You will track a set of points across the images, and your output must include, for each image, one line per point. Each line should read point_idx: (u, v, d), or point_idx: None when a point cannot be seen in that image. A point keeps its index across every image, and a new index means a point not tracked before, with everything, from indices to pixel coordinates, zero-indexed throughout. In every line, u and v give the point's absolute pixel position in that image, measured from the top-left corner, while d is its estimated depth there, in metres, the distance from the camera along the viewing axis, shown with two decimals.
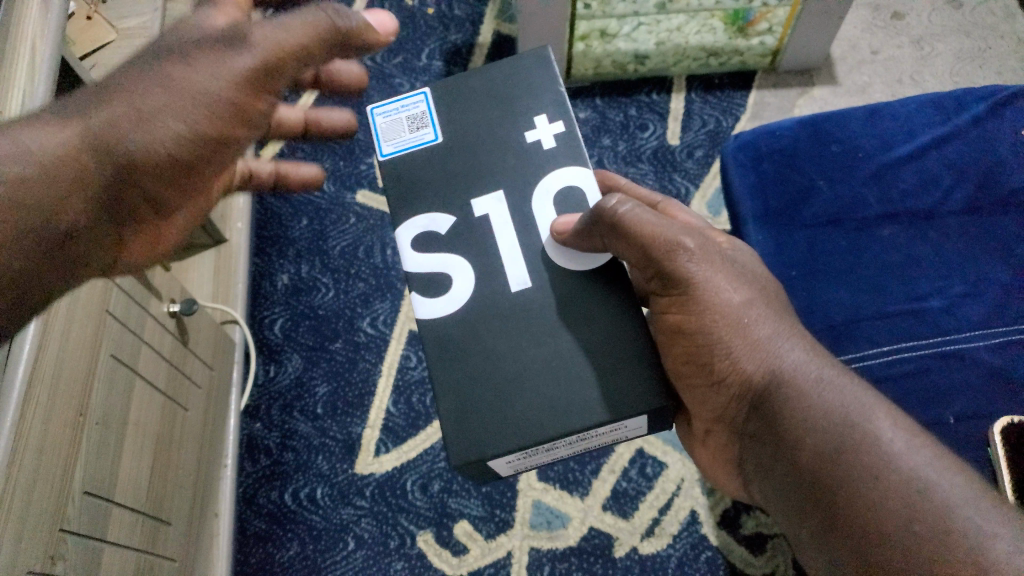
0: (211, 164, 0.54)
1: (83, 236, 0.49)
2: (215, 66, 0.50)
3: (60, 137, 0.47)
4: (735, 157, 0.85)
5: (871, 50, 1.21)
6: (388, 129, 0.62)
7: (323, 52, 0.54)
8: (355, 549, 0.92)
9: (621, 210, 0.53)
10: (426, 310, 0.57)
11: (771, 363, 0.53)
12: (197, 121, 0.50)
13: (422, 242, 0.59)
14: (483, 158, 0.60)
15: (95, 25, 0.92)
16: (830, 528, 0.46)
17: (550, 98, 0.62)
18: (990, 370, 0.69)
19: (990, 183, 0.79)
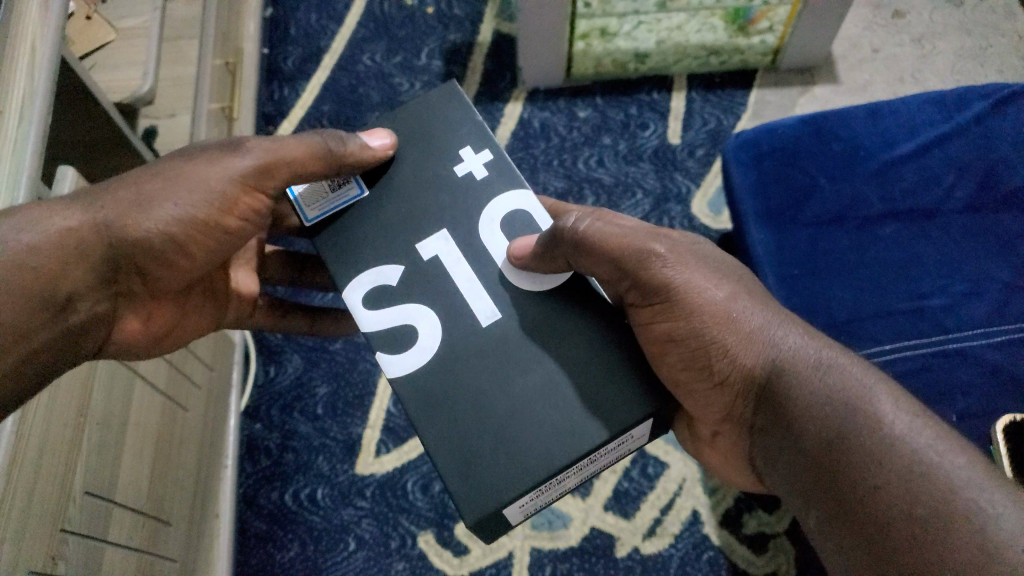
0: (199, 258, 0.61)
1: (83, 307, 0.54)
2: (218, 166, 0.58)
3: (67, 214, 0.53)
4: (736, 155, 0.86)
5: (872, 48, 1.20)
6: (302, 196, 0.60)
7: (315, 173, 0.58)
8: (356, 550, 0.91)
9: (581, 226, 0.54)
10: (397, 367, 0.55)
11: (769, 353, 0.52)
12: (194, 206, 0.57)
13: (374, 299, 0.57)
14: (416, 200, 0.59)
15: (93, 25, 0.91)
16: (835, 517, 0.44)
17: (470, 133, 0.61)
18: (992, 368, 0.69)
19: (992, 181, 0.78)
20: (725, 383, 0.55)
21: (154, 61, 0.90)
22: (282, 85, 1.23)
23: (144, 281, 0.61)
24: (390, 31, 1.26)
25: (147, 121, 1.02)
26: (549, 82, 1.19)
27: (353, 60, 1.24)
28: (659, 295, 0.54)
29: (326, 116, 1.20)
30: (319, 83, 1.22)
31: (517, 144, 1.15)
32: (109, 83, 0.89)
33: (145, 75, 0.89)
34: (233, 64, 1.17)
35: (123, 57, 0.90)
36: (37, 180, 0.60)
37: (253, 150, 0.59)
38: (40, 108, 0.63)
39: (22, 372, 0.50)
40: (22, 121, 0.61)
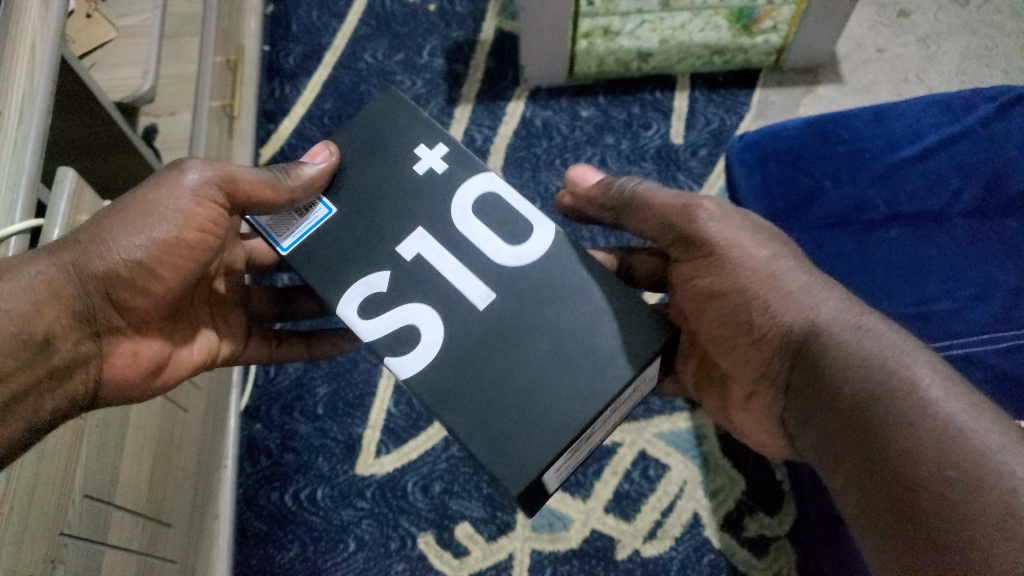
0: (180, 282, 0.60)
1: (64, 347, 0.54)
2: (175, 191, 0.57)
3: (40, 265, 0.52)
4: (740, 157, 0.85)
5: (877, 48, 1.20)
6: (268, 224, 0.60)
7: (267, 202, 0.58)
8: (356, 551, 0.91)
9: (632, 186, 0.64)
10: (407, 368, 0.54)
11: (807, 315, 0.55)
12: (157, 230, 0.56)
13: (367, 308, 0.56)
14: (379, 210, 0.59)
15: (95, 23, 0.91)
16: (870, 477, 0.47)
17: (416, 132, 0.62)
18: (997, 374, 0.68)
19: (997, 185, 0.78)
20: (763, 339, 0.58)
21: (155, 60, 0.90)
22: (283, 83, 1.23)
23: (122, 310, 0.58)
24: (392, 28, 1.25)
25: (147, 120, 1.02)
26: (551, 81, 1.18)
27: (354, 58, 1.23)
28: (703, 249, 0.59)
29: (327, 114, 1.19)
30: (320, 81, 1.22)
31: (519, 143, 1.14)
32: (109, 82, 0.88)
33: (146, 74, 0.89)
34: (234, 61, 1.16)
35: (123, 55, 0.90)
36: (36, 180, 0.59)
37: (206, 171, 0.58)
38: (40, 109, 0.62)
39: (6, 418, 0.49)
40: (22, 121, 0.61)
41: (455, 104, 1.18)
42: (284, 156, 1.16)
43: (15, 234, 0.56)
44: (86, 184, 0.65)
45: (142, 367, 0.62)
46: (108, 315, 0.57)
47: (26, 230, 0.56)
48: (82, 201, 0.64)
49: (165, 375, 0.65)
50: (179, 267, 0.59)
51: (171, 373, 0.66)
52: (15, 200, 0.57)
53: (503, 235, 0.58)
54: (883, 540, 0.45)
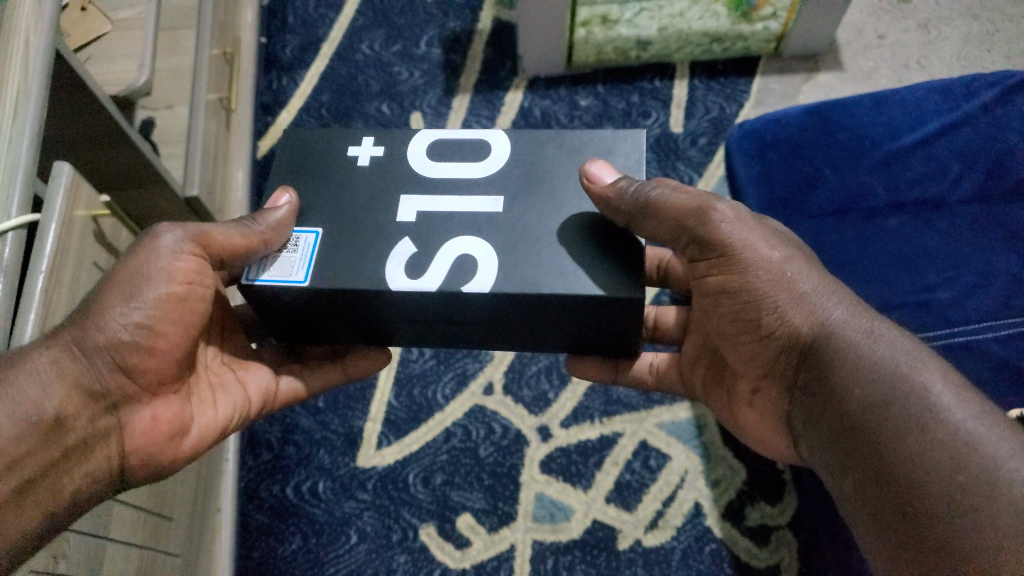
0: (187, 342, 0.57)
1: (81, 424, 0.52)
2: (156, 257, 0.55)
3: (48, 351, 0.52)
4: (740, 146, 0.86)
5: (877, 35, 1.19)
6: (268, 271, 0.56)
7: (240, 248, 0.55)
8: (358, 543, 0.91)
9: (647, 193, 0.54)
10: (486, 280, 0.54)
11: (819, 315, 0.55)
12: (149, 292, 0.54)
13: (413, 267, 0.55)
14: (361, 224, 0.57)
15: (89, 16, 0.91)
16: (875, 480, 0.47)
17: (332, 141, 0.62)
18: (999, 362, 0.68)
19: (999, 172, 0.77)
20: (771, 337, 0.58)
21: (150, 53, 0.89)
22: (281, 75, 1.22)
23: (139, 380, 0.55)
24: (389, 19, 1.25)
25: (143, 113, 1.00)
26: (550, 71, 1.17)
27: (351, 49, 1.23)
28: (715, 253, 0.58)
29: (324, 106, 1.19)
30: (317, 72, 1.21)
31: None
32: (104, 76, 0.88)
33: (141, 67, 0.88)
34: (231, 54, 1.15)
35: (117, 49, 0.89)
36: (33, 175, 0.59)
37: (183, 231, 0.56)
38: (36, 102, 0.62)
39: (18, 507, 0.49)
40: (19, 115, 0.60)
41: (453, 95, 1.17)
42: None
43: (11, 230, 0.56)
44: (83, 178, 0.64)
45: (166, 432, 0.58)
46: (126, 386, 0.55)
47: (22, 225, 0.56)
48: (79, 196, 0.64)
49: (193, 436, 0.60)
50: (186, 325, 0.57)
51: (200, 433, 0.61)
52: (12, 196, 0.57)
53: (472, 160, 0.60)
54: (883, 536, 0.46)
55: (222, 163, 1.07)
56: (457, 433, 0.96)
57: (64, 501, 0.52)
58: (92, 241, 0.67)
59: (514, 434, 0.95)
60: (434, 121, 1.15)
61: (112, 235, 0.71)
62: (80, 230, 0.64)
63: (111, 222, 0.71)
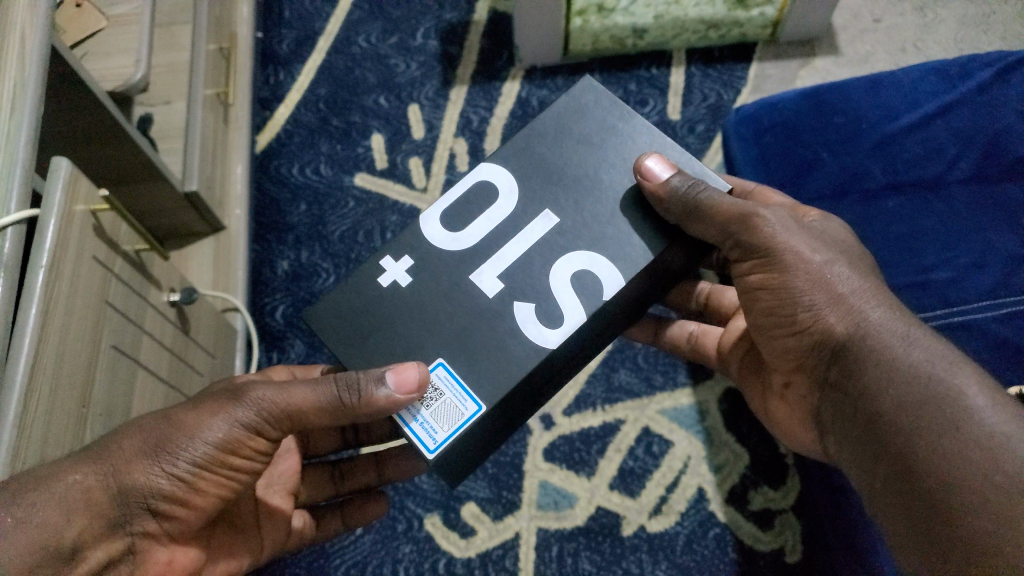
0: (217, 502, 0.58)
1: (94, 555, 0.52)
2: (220, 419, 0.55)
3: (79, 479, 0.51)
4: (737, 130, 0.85)
5: (874, 18, 1.19)
6: (443, 425, 0.55)
7: (335, 418, 0.56)
8: (363, 534, 0.91)
9: (696, 195, 0.58)
10: (611, 278, 0.60)
11: (855, 316, 0.55)
12: (198, 455, 0.54)
13: (547, 319, 0.59)
14: (473, 336, 0.58)
15: (85, 12, 0.90)
16: (905, 479, 0.47)
17: (360, 289, 0.61)
18: (998, 341, 0.69)
19: (996, 152, 0.77)
20: (805, 333, 0.59)
21: (146, 48, 0.89)
22: (278, 69, 1.22)
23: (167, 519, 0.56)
24: (385, 11, 1.25)
25: (141, 109, 1.01)
26: (546, 60, 1.17)
27: (347, 42, 1.23)
28: (758, 251, 0.60)
29: (322, 100, 1.19)
30: (314, 66, 1.21)
31: (515, 123, 1.14)
32: (100, 72, 0.88)
33: (138, 63, 0.88)
34: (227, 49, 1.15)
35: (113, 45, 0.89)
36: (31, 170, 0.59)
37: (262, 403, 0.56)
38: (33, 93, 0.62)
39: None
40: (16, 109, 0.60)
41: (451, 86, 1.17)
42: (280, 142, 1.16)
43: (11, 225, 0.56)
44: (82, 172, 0.65)
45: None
46: (147, 523, 0.55)
47: (21, 220, 0.56)
48: (78, 190, 0.64)
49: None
50: (223, 483, 0.57)
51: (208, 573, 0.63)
52: (10, 191, 0.57)
53: (485, 206, 0.63)
54: (916, 539, 0.46)
55: (220, 158, 1.07)
56: None
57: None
58: (92, 236, 0.67)
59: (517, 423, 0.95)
60: (432, 113, 1.16)
61: (111, 229, 0.71)
62: (81, 225, 0.64)
63: (111, 216, 0.71)
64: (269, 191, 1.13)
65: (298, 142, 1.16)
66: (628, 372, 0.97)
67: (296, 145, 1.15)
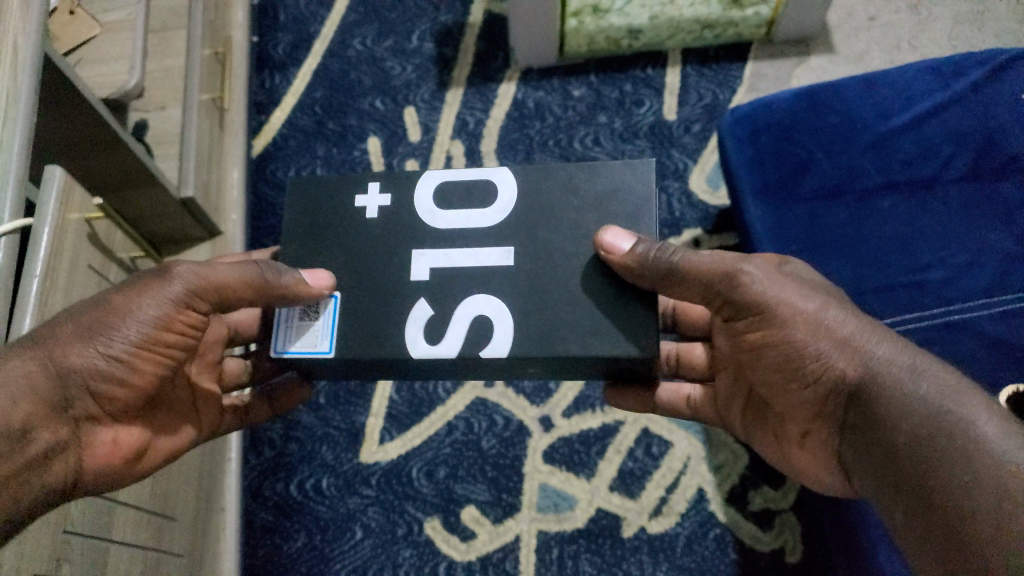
0: (156, 382, 0.59)
1: (43, 437, 0.54)
2: (151, 298, 0.57)
3: (21, 365, 0.52)
4: (732, 130, 0.86)
5: (868, 16, 1.19)
6: (296, 339, 0.59)
7: (257, 298, 0.58)
8: (363, 538, 0.91)
9: (665, 258, 0.55)
10: (502, 345, 0.57)
11: (862, 358, 0.55)
12: (135, 330, 0.56)
13: (432, 329, 0.59)
14: (385, 299, 0.60)
15: (79, 19, 0.90)
16: (925, 511, 0.47)
17: (340, 199, 0.64)
18: (994, 339, 0.69)
19: (990, 149, 0.78)
20: (815, 384, 0.58)
21: (141, 55, 0.89)
22: (273, 73, 1.22)
23: (106, 399, 0.57)
24: (380, 13, 1.24)
25: (136, 115, 1.01)
26: (542, 61, 1.17)
27: (342, 46, 1.23)
28: (752, 310, 0.59)
29: (317, 103, 1.18)
30: (309, 70, 1.21)
31: (511, 125, 1.14)
32: (95, 79, 0.87)
33: (131, 69, 0.87)
34: (222, 53, 1.15)
35: (108, 51, 0.89)
36: (24, 179, 0.59)
37: (190, 275, 0.58)
38: (26, 102, 0.62)
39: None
40: (10, 117, 0.60)
41: (446, 88, 1.17)
42: (276, 147, 1.16)
43: (5, 235, 0.56)
44: (75, 180, 0.64)
45: (126, 455, 0.60)
46: (89, 405, 0.56)
47: (15, 230, 0.56)
48: (72, 198, 0.64)
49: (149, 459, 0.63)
50: (159, 363, 0.59)
51: (151, 461, 0.63)
52: (3, 201, 0.57)
53: (477, 207, 0.62)
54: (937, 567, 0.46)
55: (215, 163, 1.07)
56: (459, 426, 0.96)
57: (20, 512, 0.51)
58: (86, 243, 0.67)
59: (516, 425, 0.95)
60: (428, 116, 1.15)
61: (105, 237, 0.71)
62: (74, 233, 0.64)
63: (105, 224, 0.71)
64: (265, 196, 1.12)
65: (294, 146, 1.16)
66: None
67: (292, 149, 1.15)
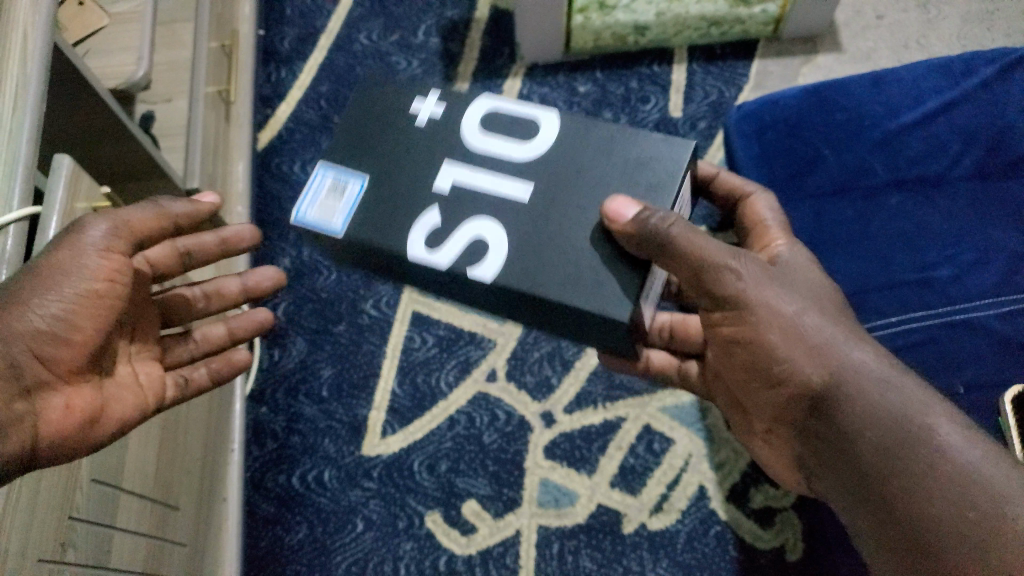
0: (103, 336, 0.58)
1: None
2: (73, 252, 0.56)
3: None
4: (738, 127, 0.85)
5: (876, 15, 1.18)
6: (316, 208, 0.61)
7: (162, 229, 0.63)
8: (364, 531, 0.92)
9: (669, 229, 0.52)
10: (488, 273, 0.57)
11: (830, 364, 0.55)
12: (67, 285, 0.55)
13: (434, 233, 0.59)
14: (407, 191, 0.61)
15: (87, 10, 0.91)
16: (885, 515, 0.49)
17: (398, 99, 0.65)
18: (1001, 338, 0.69)
19: (999, 148, 0.77)
20: (781, 387, 0.58)
21: (148, 46, 0.89)
22: (279, 67, 1.22)
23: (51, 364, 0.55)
24: (387, 8, 1.24)
25: (143, 107, 1.02)
26: (547, 57, 1.17)
27: (348, 40, 1.23)
28: (729, 305, 0.58)
29: (323, 97, 1.19)
30: (315, 64, 1.21)
31: None
32: (103, 70, 0.88)
33: (139, 60, 0.88)
34: (229, 46, 1.15)
35: (115, 42, 0.89)
36: (34, 167, 0.59)
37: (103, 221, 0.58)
38: (35, 93, 0.62)
39: None
40: (19, 105, 0.60)
41: (452, 83, 1.17)
42: (281, 140, 1.16)
43: (14, 222, 0.56)
44: (83, 170, 0.64)
45: (82, 420, 0.56)
46: (39, 370, 0.54)
47: (23, 217, 0.56)
48: (80, 188, 0.64)
49: (105, 421, 0.59)
50: (100, 317, 0.57)
51: (107, 428, 0.59)
52: (13, 188, 0.57)
53: (515, 139, 0.62)
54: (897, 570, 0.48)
55: (221, 157, 1.06)
56: (461, 420, 0.96)
57: None
58: None
59: (518, 420, 0.95)
60: None
61: None
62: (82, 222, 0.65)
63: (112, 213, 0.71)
64: (270, 189, 1.13)
65: (299, 140, 1.16)
66: None
67: (297, 143, 1.16)
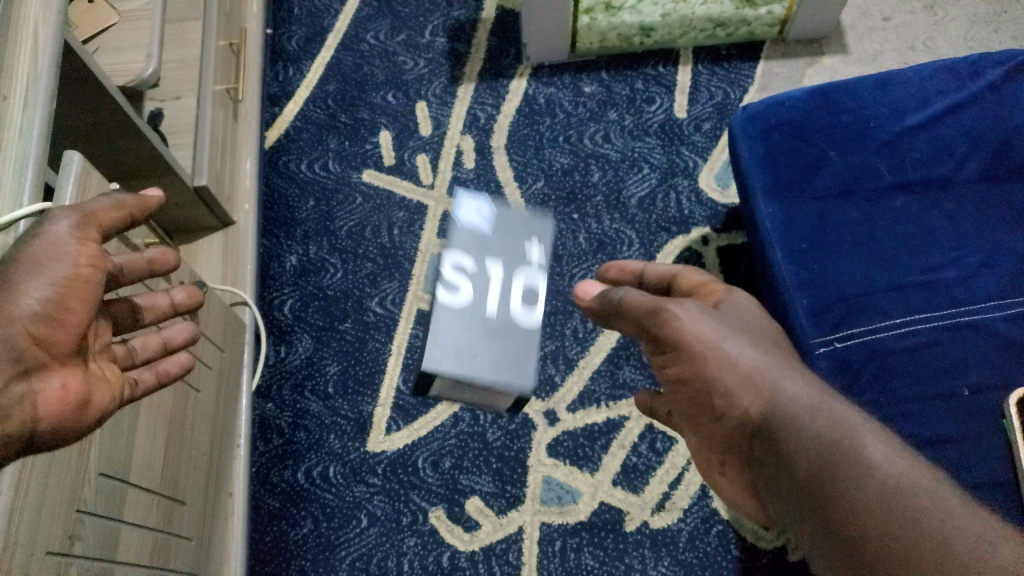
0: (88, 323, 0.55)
1: None
2: (46, 243, 0.53)
3: None
4: (744, 129, 0.86)
5: (883, 16, 1.19)
6: (470, 214, 0.72)
7: (124, 217, 0.59)
8: (368, 527, 0.92)
9: (617, 297, 0.62)
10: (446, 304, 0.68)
11: (766, 394, 0.51)
12: (50, 273, 0.52)
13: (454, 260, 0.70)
14: (479, 236, 0.72)
15: (97, 8, 0.92)
16: (830, 551, 0.42)
17: (528, 223, 0.73)
18: (1005, 341, 0.70)
19: (1005, 152, 0.78)
20: (724, 419, 0.53)
21: (158, 44, 0.90)
22: (287, 66, 1.23)
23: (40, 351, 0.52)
24: (394, 8, 1.25)
25: (152, 104, 1.02)
26: (553, 58, 1.18)
27: (356, 39, 1.23)
28: (670, 347, 0.56)
29: (330, 96, 1.19)
30: (323, 63, 1.22)
31: (522, 120, 1.15)
32: (112, 67, 0.89)
33: (148, 58, 0.89)
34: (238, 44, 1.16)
35: (125, 39, 0.90)
36: (44, 163, 0.60)
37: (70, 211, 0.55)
38: (45, 90, 0.63)
39: None
40: (30, 103, 0.61)
41: (459, 83, 1.18)
42: (289, 139, 1.17)
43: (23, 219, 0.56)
44: (93, 167, 0.65)
45: (75, 405, 0.53)
46: (37, 352, 0.51)
47: (32, 214, 0.56)
48: (88, 185, 0.65)
49: (95, 407, 0.55)
50: (85, 302, 0.54)
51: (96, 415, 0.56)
52: (23, 183, 0.58)
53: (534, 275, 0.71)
54: None
55: (229, 154, 1.07)
56: (465, 418, 0.96)
57: None
58: None
59: (522, 418, 0.96)
60: (439, 110, 1.16)
61: None
62: None
63: None
64: (277, 187, 1.14)
65: (306, 138, 1.17)
66: (633, 369, 0.98)
67: (304, 142, 1.16)
